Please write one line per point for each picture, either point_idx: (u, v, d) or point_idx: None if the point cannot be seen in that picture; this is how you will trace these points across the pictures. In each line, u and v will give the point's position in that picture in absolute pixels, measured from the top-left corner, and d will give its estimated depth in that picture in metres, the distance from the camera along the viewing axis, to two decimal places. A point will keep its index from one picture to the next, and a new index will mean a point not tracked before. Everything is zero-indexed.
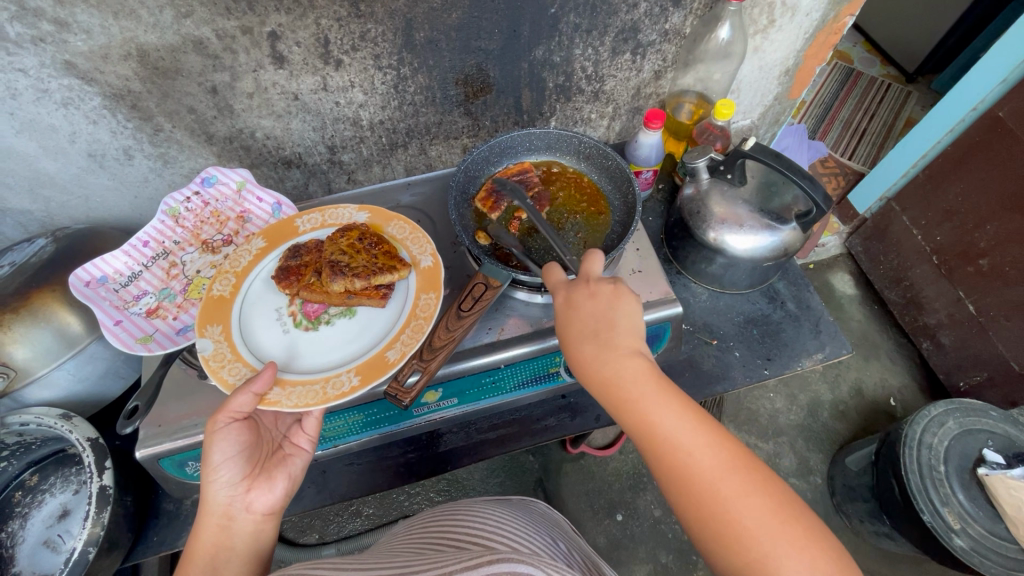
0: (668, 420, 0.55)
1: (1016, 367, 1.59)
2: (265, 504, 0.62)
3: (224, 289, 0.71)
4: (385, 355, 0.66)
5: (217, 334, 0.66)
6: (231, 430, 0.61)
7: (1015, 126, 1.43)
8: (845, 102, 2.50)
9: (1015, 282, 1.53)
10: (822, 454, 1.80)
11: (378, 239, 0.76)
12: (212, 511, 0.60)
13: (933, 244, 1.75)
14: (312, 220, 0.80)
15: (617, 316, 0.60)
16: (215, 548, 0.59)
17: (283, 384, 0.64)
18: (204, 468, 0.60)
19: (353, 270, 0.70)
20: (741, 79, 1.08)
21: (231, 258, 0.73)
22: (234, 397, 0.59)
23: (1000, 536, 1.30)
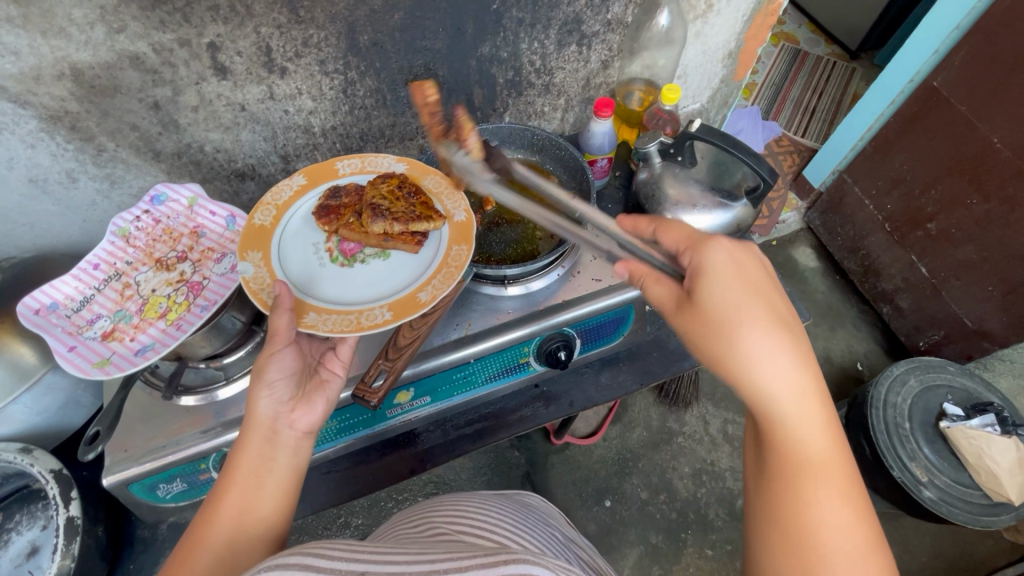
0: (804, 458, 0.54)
1: (969, 323, 1.67)
2: (307, 423, 0.65)
3: (265, 220, 0.75)
4: (417, 296, 0.68)
5: (257, 260, 0.70)
6: (287, 353, 0.64)
7: (950, 94, 1.50)
8: (794, 82, 2.58)
9: (962, 243, 1.60)
10: None
11: (416, 189, 0.79)
12: (257, 423, 0.62)
13: (885, 212, 1.82)
14: (352, 165, 0.84)
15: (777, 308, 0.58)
16: (261, 461, 0.60)
17: (318, 311, 0.67)
18: (257, 383, 0.63)
19: (393, 214, 0.74)
20: (686, 64, 1.11)
21: (273, 192, 0.77)
22: (276, 317, 0.63)
23: (965, 484, 1.37)
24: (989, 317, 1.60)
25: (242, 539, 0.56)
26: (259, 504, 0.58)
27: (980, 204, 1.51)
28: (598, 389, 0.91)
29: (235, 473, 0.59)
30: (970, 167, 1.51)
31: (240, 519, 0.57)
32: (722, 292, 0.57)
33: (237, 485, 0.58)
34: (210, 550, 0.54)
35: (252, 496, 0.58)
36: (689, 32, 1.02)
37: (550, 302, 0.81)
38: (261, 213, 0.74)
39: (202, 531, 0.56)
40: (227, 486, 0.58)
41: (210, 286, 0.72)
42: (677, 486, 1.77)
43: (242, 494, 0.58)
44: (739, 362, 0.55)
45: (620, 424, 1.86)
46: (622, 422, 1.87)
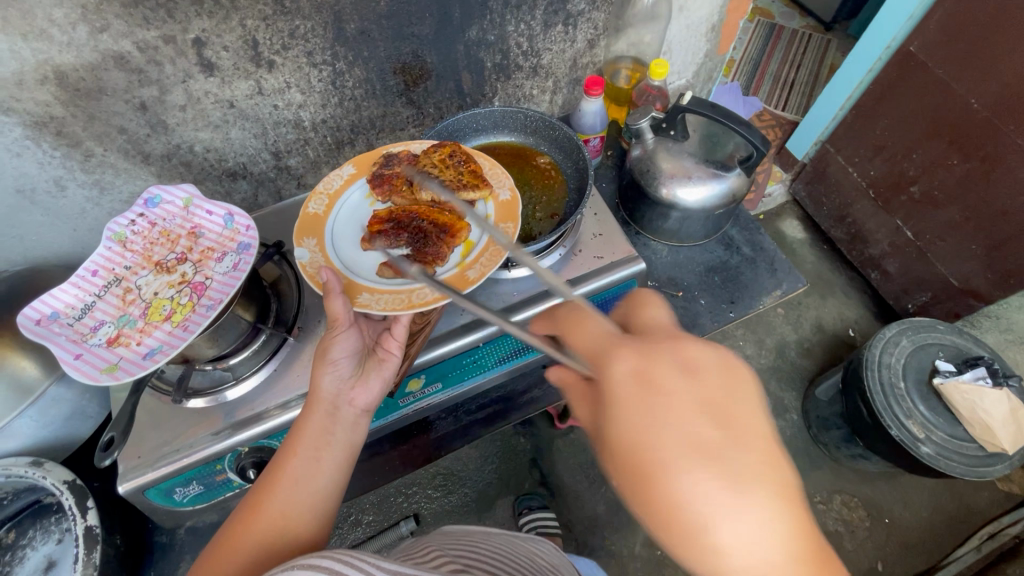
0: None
1: (956, 282, 1.71)
2: (365, 401, 0.67)
3: (319, 207, 0.81)
4: (466, 274, 0.73)
5: (312, 246, 0.76)
6: (350, 333, 0.67)
7: (926, 59, 1.52)
8: (771, 56, 2.61)
9: (945, 205, 1.63)
10: (795, 391, 1.94)
11: (466, 158, 0.82)
12: (321, 399, 0.65)
13: (869, 179, 1.85)
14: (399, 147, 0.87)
15: (738, 430, 0.44)
16: (322, 433, 0.64)
17: (371, 293, 0.72)
18: (323, 360, 0.66)
19: (440, 179, 0.80)
20: (671, 40, 1.12)
21: (326, 181, 0.83)
22: (331, 300, 0.67)
23: (961, 438, 1.41)
24: (974, 274, 1.64)
25: (294, 508, 0.60)
26: (315, 476, 0.62)
27: (960, 165, 1.55)
28: None
29: (295, 445, 0.63)
30: (948, 130, 1.54)
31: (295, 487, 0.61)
32: (633, 425, 0.45)
33: (298, 457, 0.62)
34: (266, 515, 0.59)
35: (309, 467, 0.62)
36: (673, 6, 1.02)
37: (555, 282, 0.82)
38: (316, 201, 0.79)
39: (263, 497, 0.60)
40: (289, 454, 0.63)
41: (214, 285, 0.71)
42: None
43: (301, 465, 0.62)
44: (659, 520, 0.42)
45: None
46: None
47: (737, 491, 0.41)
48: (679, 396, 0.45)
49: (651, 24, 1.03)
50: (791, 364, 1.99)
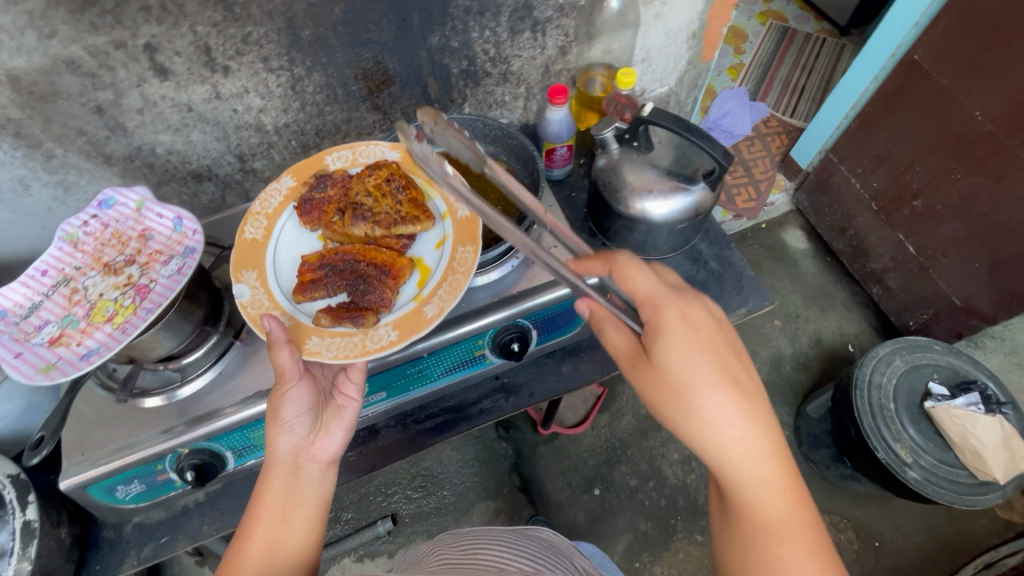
0: (737, 457, 0.66)
1: (958, 301, 1.64)
2: (328, 453, 0.75)
3: (257, 231, 0.82)
4: (423, 311, 0.73)
5: (253, 280, 0.77)
6: (300, 388, 0.73)
7: (930, 68, 1.47)
8: (783, 61, 2.54)
9: (948, 220, 1.56)
10: (788, 406, 1.89)
11: (405, 184, 0.84)
12: (280, 461, 0.71)
13: (871, 191, 1.79)
14: (340, 158, 0.90)
15: (736, 362, 0.69)
16: (288, 491, 0.71)
17: (320, 337, 0.72)
18: (278, 422, 0.71)
19: (375, 216, 0.82)
20: (650, 47, 1.09)
21: (263, 201, 0.84)
22: (278, 355, 0.68)
23: (950, 464, 1.35)
24: (977, 294, 1.57)
25: (274, 563, 0.66)
26: (288, 536, 0.68)
27: (964, 180, 1.48)
28: (559, 379, 0.91)
29: (260, 509, 0.69)
30: (952, 142, 1.48)
31: (269, 554, 0.67)
32: (674, 351, 0.67)
33: (264, 520, 0.68)
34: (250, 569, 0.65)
35: (279, 529, 0.68)
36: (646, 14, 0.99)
37: (501, 292, 0.81)
38: (252, 226, 0.80)
39: (240, 552, 0.66)
40: (259, 508, 0.69)
41: (158, 287, 0.72)
42: (666, 473, 1.82)
43: (269, 528, 0.68)
44: (676, 399, 0.67)
45: (609, 413, 1.90)
46: (610, 411, 1.90)
47: (732, 400, 0.66)
48: (708, 336, 0.68)
49: (624, 30, 1.01)
50: (785, 378, 1.94)
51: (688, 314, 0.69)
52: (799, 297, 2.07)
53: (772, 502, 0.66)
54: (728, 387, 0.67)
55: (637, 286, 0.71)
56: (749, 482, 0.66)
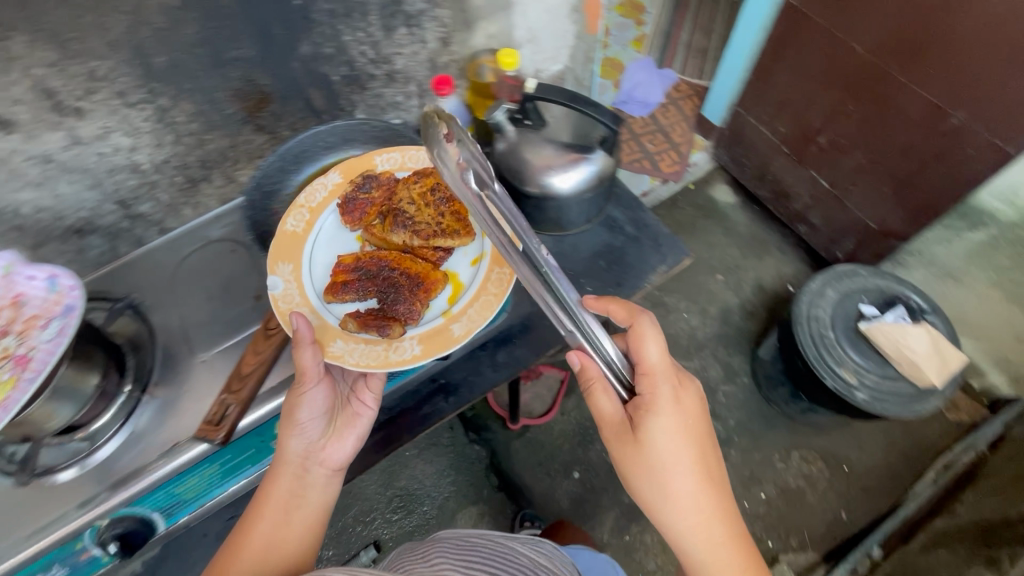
0: (693, 524, 0.76)
1: (874, 225, 1.73)
2: (338, 458, 0.78)
3: (298, 225, 0.87)
4: (450, 330, 0.78)
5: (287, 274, 0.82)
6: (318, 390, 0.76)
7: (806, 11, 1.53)
8: (681, 26, 2.62)
9: (850, 151, 1.64)
10: (743, 355, 1.95)
11: (448, 196, 0.89)
12: (288, 460, 0.75)
13: (779, 136, 1.86)
14: (391, 159, 0.95)
15: (713, 455, 0.78)
16: (289, 492, 0.74)
17: (344, 342, 0.78)
18: (290, 422, 0.76)
19: (416, 226, 0.87)
20: (533, 26, 1.09)
21: (308, 194, 0.89)
22: (300, 351, 0.74)
23: (892, 378, 1.42)
24: (888, 216, 1.65)
25: (264, 558, 0.69)
26: (282, 538, 0.71)
27: (856, 111, 1.55)
28: (496, 370, 0.90)
29: (262, 510, 0.72)
30: (839, 78, 1.55)
31: (262, 553, 0.69)
32: (661, 438, 0.74)
33: (263, 518, 0.72)
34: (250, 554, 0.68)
35: (278, 531, 0.72)
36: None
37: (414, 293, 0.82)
38: (295, 222, 0.85)
39: (230, 557, 0.69)
40: (261, 504, 0.73)
41: (37, 354, 0.66)
42: None
43: (268, 528, 0.71)
44: (652, 473, 0.76)
45: (575, 395, 1.90)
46: (576, 393, 1.91)
47: (700, 483, 0.76)
48: (695, 427, 0.76)
49: (503, 12, 1.01)
50: (735, 328, 2.01)
51: (680, 402, 0.75)
52: (735, 249, 2.14)
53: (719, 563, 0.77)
54: (699, 472, 0.76)
55: (643, 364, 0.76)
56: (701, 548, 0.77)
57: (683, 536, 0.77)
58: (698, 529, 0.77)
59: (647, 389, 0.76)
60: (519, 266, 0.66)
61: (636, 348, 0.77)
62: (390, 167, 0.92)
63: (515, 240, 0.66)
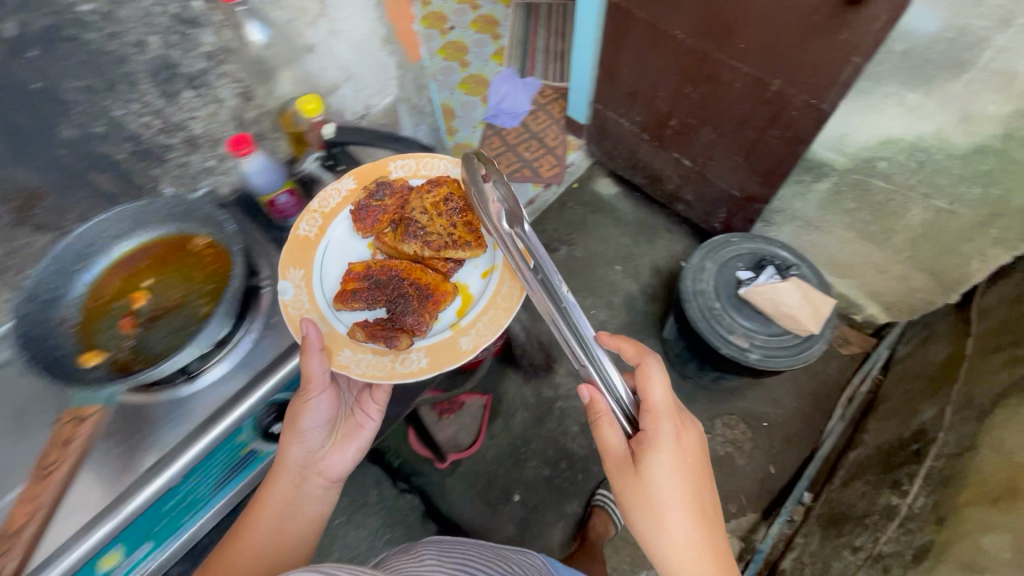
0: (689, 551, 0.89)
1: (737, 193, 1.82)
2: (337, 464, 0.99)
3: (310, 231, 0.99)
4: (458, 341, 0.90)
5: (298, 279, 0.93)
6: (319, 398, 0.92)
7: (628, 6, 1.60)
8: (537, 34, 2.69)
9: (700, 128, 1.72)
10: (652, 338, 2.00)
11: (460, 207, 1.01)
12: (294, 460, 0.95)
13: (638, 125, 1.93)
14: (406, 167, 1.08)
15: (710, 490, 0.91)
16: (290, 493, 0.96)
17: (351, 353, 0.89)
18: (293, 425, 0.91)
19: (428, 236, 1.00)
20: (349, 64, 1.06)
21: (323, 200, 1.01)
22: (304, 362, 0.84)
23: (778, 334, 1.49)
24: (747, 182, 1.75)
25: (279, 540, 0.94)
26: (284, 522, 0.95)
27: (695, 91, 1.63)
28: None
29: (262, 508, 0.93)
30: (672, 63, 1.62)
31: (276, 535, 0.94)
32: (661, 475, 0.87)
33: (264, 514, 0.92)
34: (256, 536, 0.92)
35: (284, 519, 0.95)
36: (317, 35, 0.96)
37: (234, 390, 0.85)
38: (308, 228, 0.97)
39: (249, 530, 0.92)
40: (267, 498, 0.93)
41: None
42: (573, 448, 1.83)
43: (272, 521, 0.94)
44: (650, 503, 0.88)
45: (501, 417, 1.87)
46: (502, 414, 1.87)
47: (693, 513, 0.89)
48: (692, 466, 0.89)
49: (301, 57, 0.97)
50: (641, 314, 2.06)
51: (681, 449, 0.87)
52: (627, 238, 2.20)
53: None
54: (694, 506, 0.89)
55: (647, 405, 0.89)
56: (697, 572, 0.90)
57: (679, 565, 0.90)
58: (693, 557, 0.89)
59: (648, 431, 0.88)
60: (535, 288, 0.84)
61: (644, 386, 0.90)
62: (399, 179, 1.05)
63: (528, 256, 0.85)
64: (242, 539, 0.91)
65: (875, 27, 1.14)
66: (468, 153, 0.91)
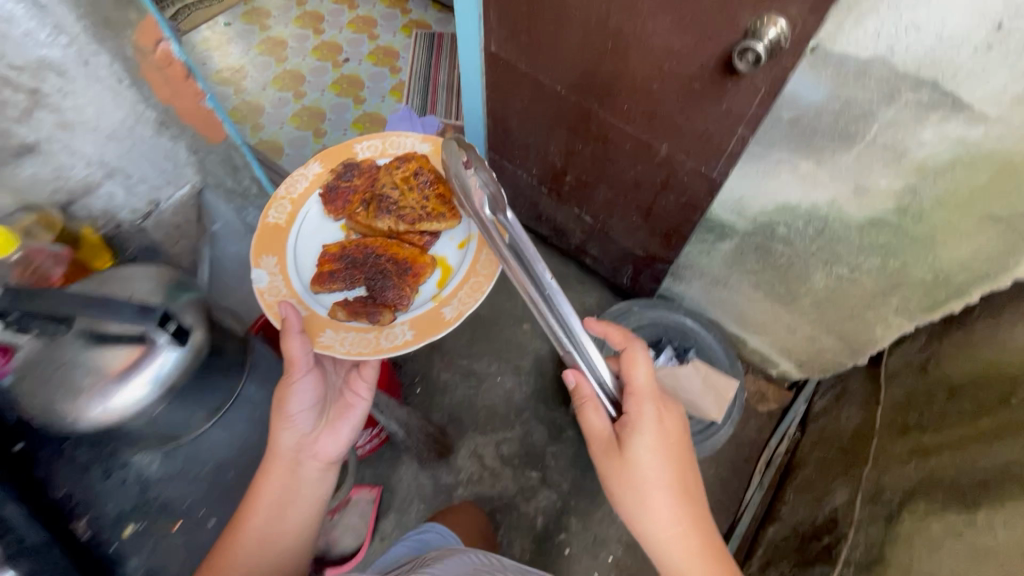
0: (670, 520, 1.00)
1: (640, 252, 1.69)
2: (329, 447, 1.21)
3: (280, 217, 1.26)
4: (440, 314, 1.15)
5: (273, 264, 1.20)
6: (308, 381, 1.18)
7: (507, 57, 1.43)
8: (439, 67, 2.50)
9: (595, 186, 1.58)
10: (563, 406, 1.84)
11: (429, 185, 1.29)
12: (285, 449, 1.17)
13: (535, 177, 1.77)
14: (374, 148, 1.36)
15: (690, 468, 1.02)
16: (289, 477, 1.17)
17: (334, 331, 1.15)
18: (286, 412, 1.16)
19: (398, 211, 1.27)
20: (117, 157, 1.08)
21: (289, 188, 1.28)
22: (287, 343, 1.10)
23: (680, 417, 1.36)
24: (648, 242, 1.62)
25: (270, 531, 1.13)
26: (284, 505, 1.16)
27: (586, 149, 1.48)
28: None
29: (266, 489, 1.15)
30: (560, 119, 1.46)
31: (270, 524, 1.14)
32: (641, 453, 0.97)
33: (269, 491, 1.15)
34: (259, 518, 1.14)
35: (285, 496, 1.16)
36: (53, 124, 0.97)
37: None
38: (280, 215, 1.25)
39: (250, 514, 1.13)
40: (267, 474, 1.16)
41: None
42: None
43: (273, 503, 1.15)
44: (632, 479, 0.99)
45: (393, 512, 1.66)
46: (394, 508, 1.66)
47: (673, 494, 0.99)
48: (673, 445, 0.99)
49: (29, 155, 0.97)
50: (551, 378, 1.89)
51: (664, 428, 0.98)
52: None
53: (690, 556, 0.99)
54: (673, 483, 0.99)
55: (637, 386, 0.99)
56: (673, 543, 1.00)
57: (659, 532, 1.00)
58: (674, 525, 0.99)
59: (632, 415, 0.99)
60: (511, 261, 0.82)
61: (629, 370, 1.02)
62: (367, 162, 1.33)
63: (503, 231, 0.84)
64: (246, 518, 1.13)
65: (756, 98, 1.02)
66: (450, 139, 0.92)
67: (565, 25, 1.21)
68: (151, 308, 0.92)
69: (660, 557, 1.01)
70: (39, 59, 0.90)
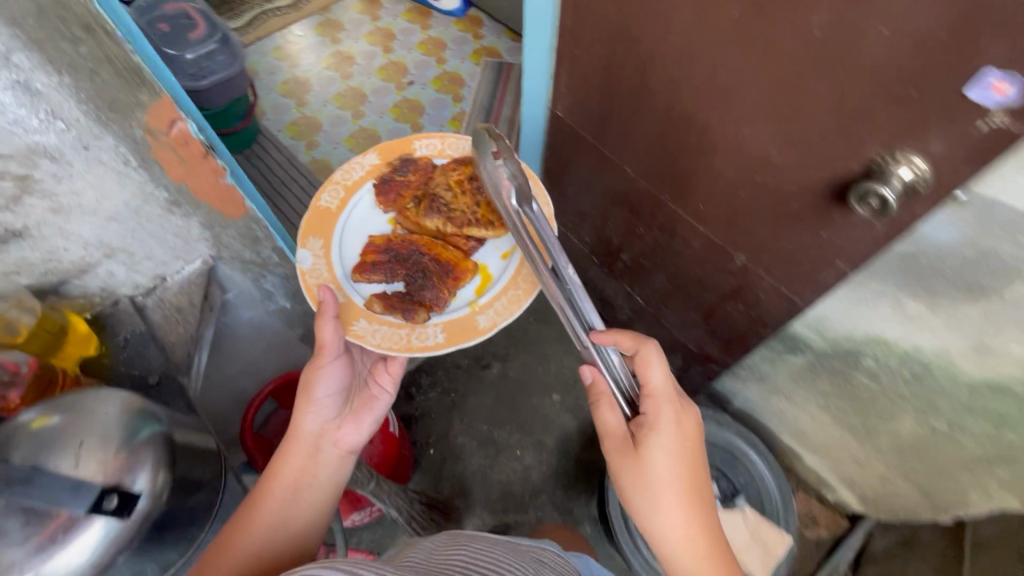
0: (688, 527, 0.89)
1: (693, 348, 1.51)
2: (351, 437, 1.11)
3: (330, 201, 1.12)
4: (475, 322, 1.03)
5: (316, 247, 1.07)
6: (334, 365, 1.07)
7: (574, 125, 1.28)
8: (503, 100, 2.40)
9: (654, 272, 1.41)
10: (583, 496, 1.70)
11: (483, 186, 1.15)
12: (305, 434, 1.07)
13: (587, 246, 1.61)
14: (432, 146, 1.21)
15: (705, 473, 0.92)
16: (306, 465, 1.07)
17: (366, 322, 1.03)
18: (309, 397, 1.06)
19: (449, 212, 1.12)
20: (42, 206, 0.78)
21: (345, 173, 1.14)
22: (318, 325, 0.99)
23: None
24: (705, 341, 1.44)
25: (285, 513, 1.02)
26: (302, 486, 1.05)
27: (648, 234, 1.32)
28: None
29: (283, 468, 1.05)
30: (625, 198, 1.30)
31: (283, 507, 1.02)
32: (661, 453, 0.87)
33: (282, 474, 1.05)
34: (270, 507, 1.01)
35: (299, 478, 1.05)
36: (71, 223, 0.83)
37: None
38: (330, 197, 1.11)
39: (262, 496, 1.02)
40: (283, 455, 1.06)
41: None
42: None
43: (286, 486, 1.04)
44: (647, 479, 0.89)
45: None
46: None
47: (685, 503, 0.89)
48: (691, 449, 0.90)
49: (15, 240, 0.81)
50: (574, 462, 1.75)
51: (682, 427, 0.89)
52: (571, 361, 1.89)
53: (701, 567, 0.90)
54: (688, 486, 0.89)
55: (650, 380, 0.91)
56: (684, 551, 0.90)
57: (671, 539, 0.90)
58: (690, 533, 0.89)
59: (651, 412, 0.89)
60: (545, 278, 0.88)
61: (642, 372, 0.92)
62: (425, 157, 1.18)
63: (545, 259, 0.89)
64: (258, 502, 1.01)
65: (871, 238, 0.83)
66: (479, 131, 0.96)
67: (643, 107, 1.06)
68: (86, 483, 0.77)
69: (672, 565, 0.92)
70: (29, 145, 0.71)
